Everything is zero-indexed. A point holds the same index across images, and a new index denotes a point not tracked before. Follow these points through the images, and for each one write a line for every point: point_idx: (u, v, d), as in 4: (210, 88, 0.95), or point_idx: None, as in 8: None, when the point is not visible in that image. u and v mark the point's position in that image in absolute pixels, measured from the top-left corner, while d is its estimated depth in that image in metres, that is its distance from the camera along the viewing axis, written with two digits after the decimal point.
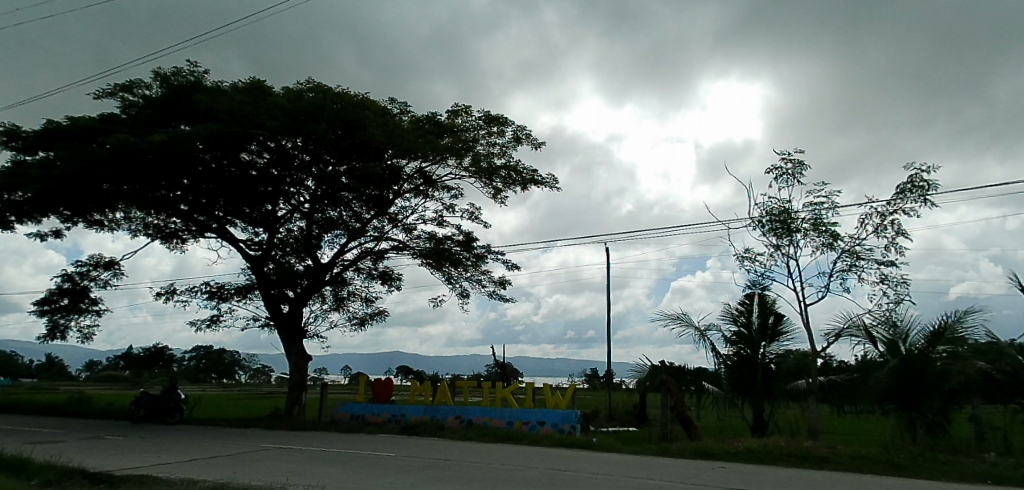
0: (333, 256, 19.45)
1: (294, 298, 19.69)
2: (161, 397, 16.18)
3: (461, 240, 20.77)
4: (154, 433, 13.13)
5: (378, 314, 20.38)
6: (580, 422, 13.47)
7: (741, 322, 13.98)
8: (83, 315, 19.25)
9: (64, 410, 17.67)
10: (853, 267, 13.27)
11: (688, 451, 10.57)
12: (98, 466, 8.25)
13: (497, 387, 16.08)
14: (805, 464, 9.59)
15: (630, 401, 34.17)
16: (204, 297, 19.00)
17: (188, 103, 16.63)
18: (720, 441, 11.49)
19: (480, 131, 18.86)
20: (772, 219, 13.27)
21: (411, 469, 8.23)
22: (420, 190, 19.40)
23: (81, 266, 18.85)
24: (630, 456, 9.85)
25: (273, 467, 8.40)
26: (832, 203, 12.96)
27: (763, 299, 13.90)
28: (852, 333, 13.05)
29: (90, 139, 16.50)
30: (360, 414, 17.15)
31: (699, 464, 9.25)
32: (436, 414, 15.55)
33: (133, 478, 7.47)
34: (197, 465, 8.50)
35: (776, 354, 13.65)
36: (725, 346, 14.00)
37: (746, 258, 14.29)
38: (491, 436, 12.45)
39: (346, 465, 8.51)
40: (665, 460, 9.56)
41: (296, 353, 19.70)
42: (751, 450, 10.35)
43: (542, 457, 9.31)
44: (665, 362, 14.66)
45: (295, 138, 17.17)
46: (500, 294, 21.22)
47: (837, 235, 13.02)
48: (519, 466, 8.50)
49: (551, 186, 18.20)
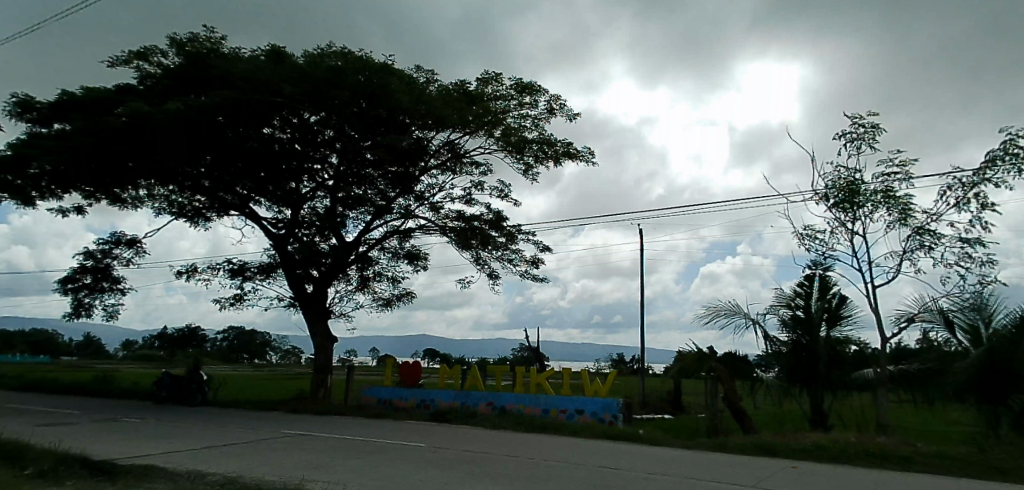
0: (358, 235, 18.69)
1: (318, 278, 19.00)
2: (183, 377, 15.71)
3: (491, 219, 19.79)
4: (172, 416, 12.52)
5: (405, 295, 19.62)
6: (622, 412, 12.49)
7: (798, 305, 12.87)
8: (107, 294, 18.91)
9: (88, 390, 17.33)
10: (926, 245, 11.98)
11: (749, 447, 9.50)
12: (103, 454, 7.53)
13: (531, 373, 15.10)
14: (886, 465, 8.45)
15: (664, 388, 33.18)
16: (228, 275, 18.45)
17: (206, 72, 15.90)
18: (782, 436, 10.39)
19: (511, 101, 17.79)
20: (836, 191, 12.02)
21: (443, 463, 7.34)
22: (447, 166, 18.46)
23: (103, 244, 18.42)
24: (685, 452, 8.82)
25: (291, 458, 7.60)
26: (907, 173, 11.64)
27: (824, 280, 12.81)
28: (926, 319, 11.75)
29: (107, 111, 15.91)
30: (388, 398, 16.43)
31: (766, 463, 8.17)
32: (467, 400, 14.72)
33: (134, 470, 6.70)
34: (209, 455, 7.74)
35: (839, 340, 12.49)
36: (781, 331, 12.85)
37: (804, 235, 13.10)
38: (527, 424, 11.54)
39: (371, 458, 7.64)
40: (724, 458, 8.55)
41: (322, 335, 19.07)
42: (819, 447, 9.25)
43: (588, 451, 8.32)
44: (713, 347, 13.62)
45: (317, 112, 16.46)
46: (532, 274, 20.26)
47: (911, 209, 11.70)
48: (566, 463, 7.51)
49: (587, 159, 17.07)
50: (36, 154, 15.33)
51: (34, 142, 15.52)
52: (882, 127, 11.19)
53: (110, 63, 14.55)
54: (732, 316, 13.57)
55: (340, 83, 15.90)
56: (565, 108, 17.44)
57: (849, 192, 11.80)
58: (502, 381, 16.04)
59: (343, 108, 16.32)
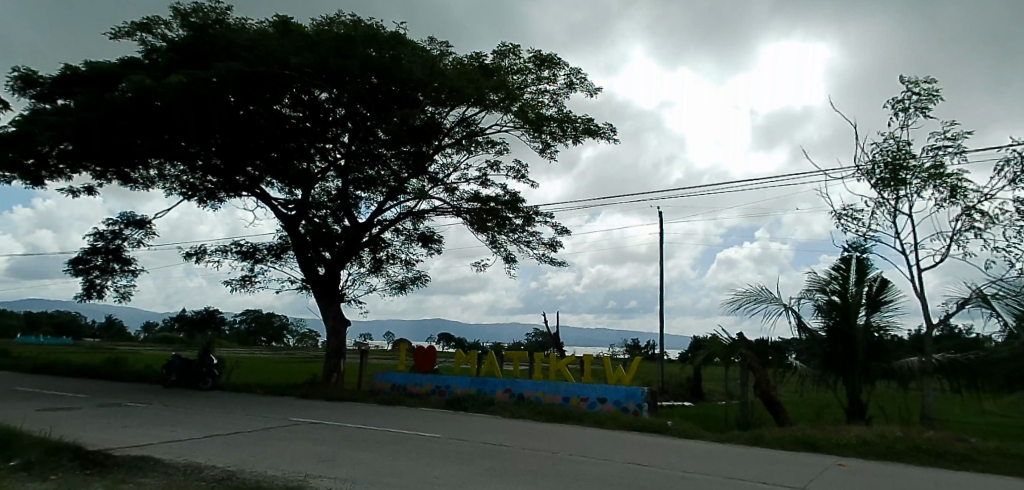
0: (370, 217, 18.15)
1: (330, 260, 18.47)
2: (193, 362, 15.34)
3: (508, 201, 19.03)
4: (179, 401, 12.11)
5: (419, 279, 19.09)
6: (647, 401, 11.84)
7: (833, 290, 12.12)
8: (119, 275, 18.62)
9: (99, 373, 17.07)
10: (976, 226, 11.14)
11: (788, 440, 8.84)
12: (97, 444, 7.06)
13: (551, 359, 14.50)
14: (942, 463, 7.73)
15: (684, 375, 32.51)
16: (238, 257, 18.03)
17: (212, 46, 15.34)
18: (821, 429, 9.69)
19: (529, 75, 17.03)
20: (880, 167, 11.20)
21: (458, 457, 6.75)
22: (462, 145, 17.72)
23: (112, 224, 18.06)
24: (720, 446, 8.17)
25: (298, 449, 7.09)
26: (960, 146, 10.81)
27: (861, 262, 12.06)
28: (979, 305, 10.90)
29: (111, 86, 15.42)
30: (402, 384, 15.95)
31: (811, 461, 7.49)
32: (483, 386, 14.22)
33: (126, 462, 6.20)
34: (211, 445, 7.24)
35: (879, 327, 11.73)
36: (815, 316, 12.13)
37: (841, 215, 12.29)
38: (547, 414, 10.92)
39: (384, 450, 7.11)
40: (761, 453, 7.92)
41: (334, 317, 18.66)
42: (866, 442, 8.53)
43: (616, 446, 7.67)
44: (743, 334, 12.92)
45: (328, 89, 16.11)
46: (550, 258, 19.63)
47: (962, 186, 10.86)
48: (594, 458, 6.88)
49: (609, 136, 16.26)
50: (39, 131, 14.89)
51: (37, 118, 15.09)
52: (938, 97, 10.40)
53: (113, 35, 14.03)
54: (763, 301, 12.83)
55: (348, 53, 15.21)
56: (586, 82, 16.63)
57: (896, 167, 10.97)
58: (520, 366, 15.42)
59: (356, 85, 15.95)
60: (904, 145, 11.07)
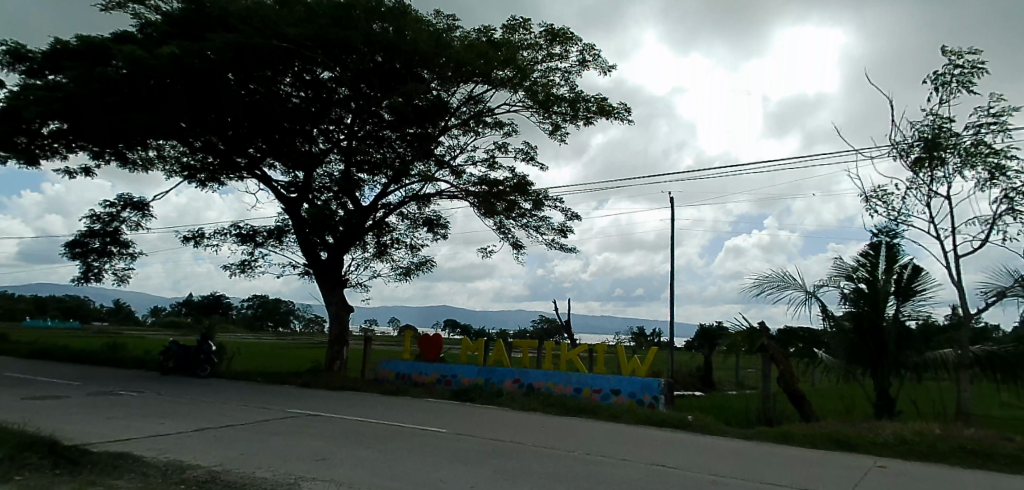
0: (374, 200, 17.54)
1: (333, 244, 17.91)
2: (191, 348, 14.88)
3: (516, 185, 18.36)
4: (173, 390, 11.61)
5: (424, 264, 18.51)
6: (664, 393, 11.24)
7: (861, 278, 11.45)
8: (117, 259, 18.16)
9: (96, 359, 16.63)
10: (1018, 210, 10.41)
11: (818, 437, 8.26)
12: (75, 438, 6.51)
13: (562, 349, 13.91)
14: (992, 466, 7.09)
15: (693, 364, 32.06)
16: (238, 240, 17.48)
17: (208, 18, 14.69)
18: (852, 426, 9.08)
19: (540, 51, 16.28)
20: (917, 146, 10.48)
21: (466, 457, 6.17)
22: (468, 126, 17.10)
23: (110, 206, 17.53)
24: (746, 444, 7.63)
25: (291, 447, 6.53)
26: (1006, 123, 10.05)
27: (892, 248, 11.32)
28: (1019, 294, 10.22)
29: (103, 60, 14.81)
30: (406, 372, 15.42)
31: (847, 463, 6.93)
32: (491, 376, 13.69)
33: (102, 460, 5.66)
34: (199, 440, 6.70)
35: (910, 316, 11.08)
36: (842, 305, 11.48)
37: (870, 197, 11.55)
38: (560, 407, 10.34)
39: (384, 448, 6.53)
40: (791, 452, 7.33)
41: (336, 304, 18.14)
42: (904, 441, 7.91)
43: (635, 444, 7.10)
44: (765, 323, 12.27)
45: (330, 66, 15.57)
46: (560, 243, 18.99)
47: (1006, 166, 10.12)
48: (613, 458, 6.31)
49: (623, 116, 15.51)
50: (28, 107, 14.31)
51: (27, 94, 14.50)
52: (982, 70, 9.67)
53: (103, 6, 13.40)
54: (786, 287, 12.15)
55: (349, 26, 14.48)
56: (599, 59, 15.86)
57: (933, 144, 10.25)
58: (530, 355, 14.82)
59: (360, 64, 15.42)
60: (945, 122, 10.31)
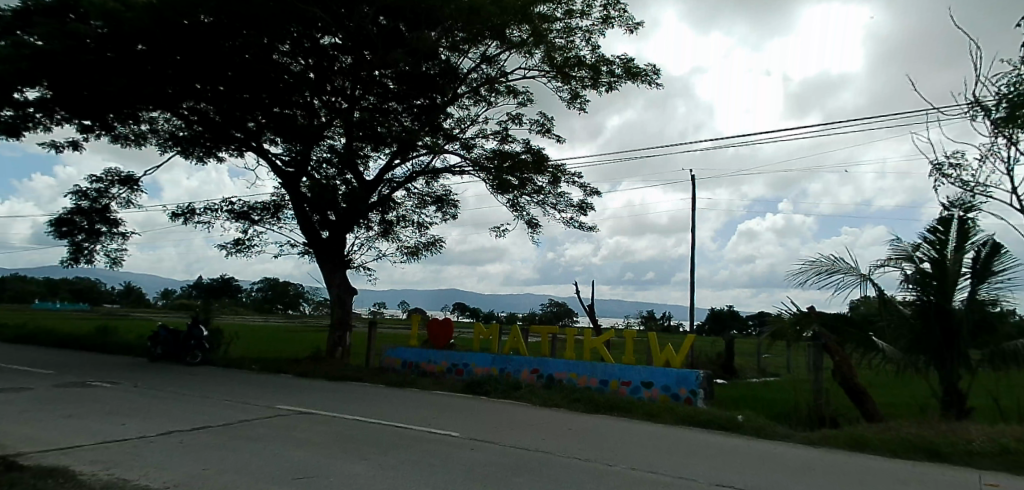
0: (378, 174, 16.21)
1: (334, 222, 16.66)
2: (181, 333, 13.77)
3: (531, 159, 16.98)
4: (155, 380, 10.52)
5: (432, 245, 17.27)
6: (703, 388, 9.93)
7: (924, 257, 10.10)
8: (107, 237, 17.12)
9: (84, 344, 15.64)
10: None
11: (897, 444, 6.99)
12: (8, 447, 5.35)
13: (585, 336, 12.59)
14: None
15: (713, 349, 30.75)
16: (232, 217, 16.28)
17: None
18: (928, 428, 7.78)
19: (560, 7, 14.85)
20: (1003, 103, 9.04)
21: (486, 475, 4.93)
22: (479, 95, 15.75)
23: (98, 182, 16.41)
24: (816, 454, 6.37)
25: (272, 459, 5.35)
26: None
27: (965, 224, 9.92)
28: None
29: (80, 17, 13.55)
30: (414, 361, 14.24)
31: (946, 480, 5.66)
32: (507, 365, 12.50)
33: (24, 479, 4.47)
34: (160, 450, 5.50)
35: (984, 301, 9.71)
36: (905, 288, 10.12)
37: (941, 166, 10.11)
38: (588, 403, 9.10)
39: (382, 462, 5.32)
40: (871, 464, 6.08)
41: (339, 286, 17.01)
42: (1005, 448, 6.56)
43: (686, 455, 5.83)
44: (814, 308, 10.92)
45: (330, 29, 14.31)
46: (579, 222, 17.65)
47: None
48: (666, 476, 5.07)
49: (651, 80, 14.07)
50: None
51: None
52: None
53: None
54: (838, 271, 10.73)
55: None
56: (625, 16, 14.39)
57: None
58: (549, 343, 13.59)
59: (361, 26, 14.26)
60: None
